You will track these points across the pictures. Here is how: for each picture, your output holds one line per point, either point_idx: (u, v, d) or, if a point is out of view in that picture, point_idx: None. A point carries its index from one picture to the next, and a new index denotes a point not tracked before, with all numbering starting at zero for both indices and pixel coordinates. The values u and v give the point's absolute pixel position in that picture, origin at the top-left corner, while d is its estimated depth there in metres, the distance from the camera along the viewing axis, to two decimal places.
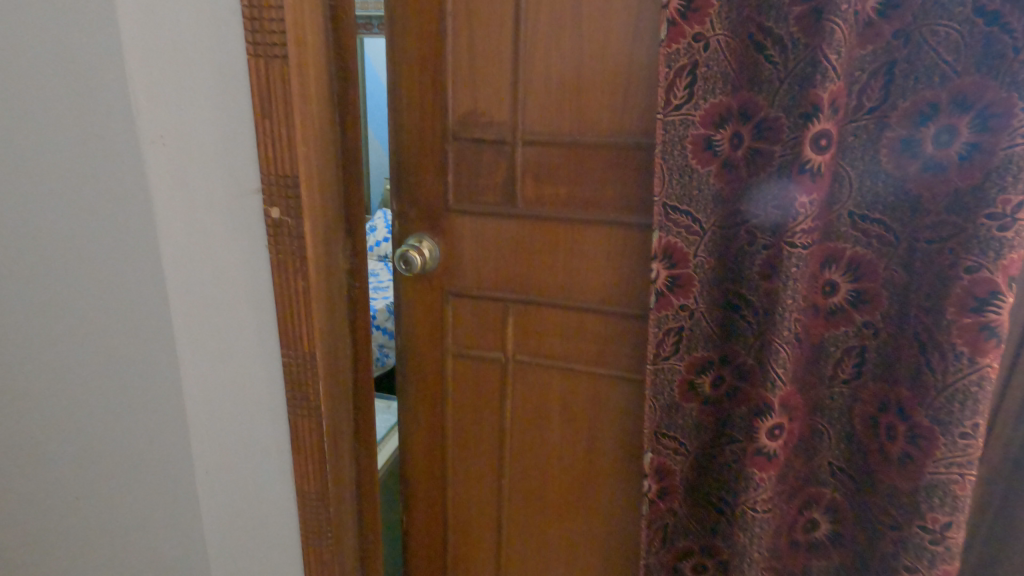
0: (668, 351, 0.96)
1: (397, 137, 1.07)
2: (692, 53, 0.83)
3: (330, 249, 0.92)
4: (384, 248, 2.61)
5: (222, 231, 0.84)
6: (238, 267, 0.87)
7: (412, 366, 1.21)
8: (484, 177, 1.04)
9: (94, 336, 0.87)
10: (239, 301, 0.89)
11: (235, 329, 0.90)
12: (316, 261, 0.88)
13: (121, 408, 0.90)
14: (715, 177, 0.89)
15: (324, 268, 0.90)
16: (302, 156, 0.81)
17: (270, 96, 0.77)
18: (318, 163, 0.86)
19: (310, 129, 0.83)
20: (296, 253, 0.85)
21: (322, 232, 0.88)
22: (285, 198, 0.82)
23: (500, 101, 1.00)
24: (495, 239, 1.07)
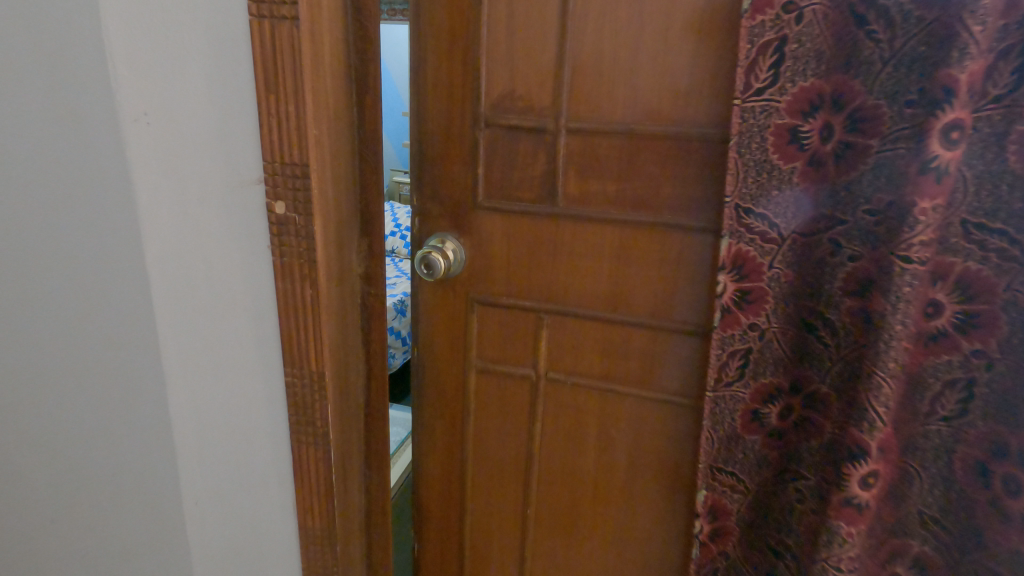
0: (731, 376, 0.84)
1: (419, 123, 0.93)
2: (779, 27, 0.70)
3: (343, 250, 0.78)
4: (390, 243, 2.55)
5: (217, 228, 0.72)
6: (237, 270, 0.75)
7: (429, 382, 1.08)
8: (520, 170, 0.91)
9: (60, 350, 0.73)
10: (238, 310, 0.76)
11: (232, 342, 0.78)
12: (328, 265, 0.75)
13: (93, 433, 0.77)
14: (799, 176, 0.75)
15: (336, 273, 0.77)
16: (315, 140, 0.67)
17: (278, 66, 0.64)
18: (333, 148, 0.72)
19: (324, 108, 0.69)
20: (306, 255, 0.71)
21: (334, 232, 0.75)
22: (293, 190, 0.68)
23: (542, 82, 0.86)
24: (531, 242, 0.94)
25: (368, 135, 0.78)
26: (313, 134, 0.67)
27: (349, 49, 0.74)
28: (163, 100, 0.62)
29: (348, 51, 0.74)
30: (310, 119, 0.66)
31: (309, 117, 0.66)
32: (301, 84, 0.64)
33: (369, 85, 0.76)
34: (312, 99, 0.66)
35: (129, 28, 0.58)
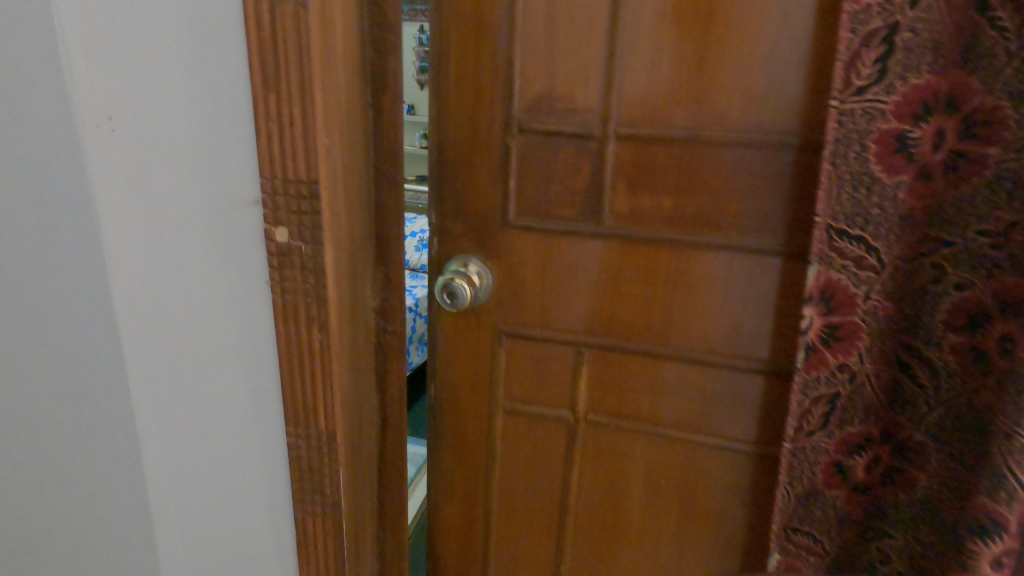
0: (814, 424, 0.72)
1: (439, 128, 0.80)
2: (888, 13, 0.58)
3: (356, 282, 0.65)
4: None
5: (202, 259, 0.59)
6: (229, 312, 0.61)
7: (448, 423, 0.95)
8: (559, 183, 0.78)
9: (26, 398, 0.62)
10: (230, 358, 0.63)
11: (219, 395, 0.64)
12: (341, 303, 0.61)
13: (64, 496, 0.65)
14: (904, 191, 0.63)
15: (349, 311, 0.63)
16: (327, 151, 0.54)
17: (280, 57, 0.50)
18: (347, 159, 0.58)
19: (337, 110, 0.55)
20: (314, 294, 0.58)
21: (346, 262, 0.61)
22: (296, 213, 0.55)
23: (587, 81, 0.73)
24: (570, 266, 0.81)
25: (385, 143, 0.64)
26: (326, 142, 0.53)
27: (365, 38, 0.61)
28: (131, 100, 0.52)
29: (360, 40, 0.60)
30: (323, 124, 0.53)
31: (322, 121, 0.52)
32: (310, 79, 0.51)
33: (387, 82, 0.62)
34: (324, 99, 0.52)
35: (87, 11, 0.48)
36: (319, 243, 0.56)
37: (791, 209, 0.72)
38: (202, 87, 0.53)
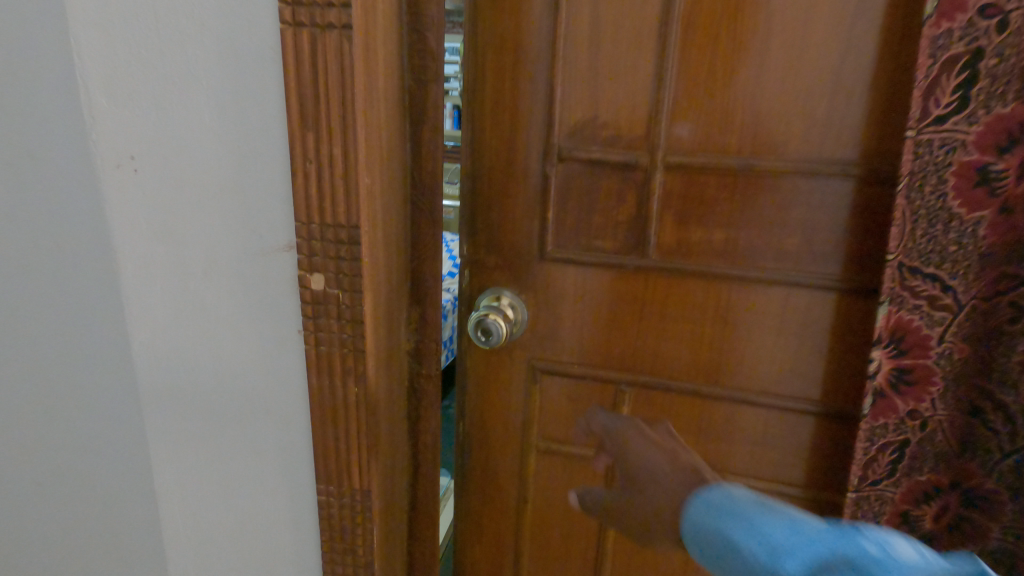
0: (880, 472, 0.67)
1: (473, 156, 0.76)
2: (972, 37, 0.54)
3: (393, 327, 0.60)
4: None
5: (229, 307, 0.54)
6: (258, 362, 0.56)
7: (477, 462, 0.90)
8: (601, 213, 0.74)
9: (54, 446, 0.59)
10: (259, 410, 0.58)
11: (245, 450, 0.59)
12: (378, 352, 0.56)
13: (91, 543, 0.63)
14: (986, 227, 0.58)
15: (385, 359, 0.59)
16: (370, 193, 0.49)
17: (322, 92, 0.46)
18: (387, 199, 0.54)
19: (378, 147, 0.51)
20: (350, 345, 0.53)
21: (384, 308, 0.57)
22: (334, 259, 0.50)
23: (633, 107, 0.69)
24: (611, 301, 0.76)
25: (424, 178, 0.60)
26: (368, 183, 0.49)
27: (406, 67, 0.57)
28: (155, 139, 0.49)
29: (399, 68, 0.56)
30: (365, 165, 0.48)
31: (366, 162, 0.48)
32: (354, 116, 0.46)
33: (428, 113, 0.58)
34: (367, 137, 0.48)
35: (115, 48, 0.47)
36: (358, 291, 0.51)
37: (853, 243, 0.68)
38: (233, 124, 0.48)
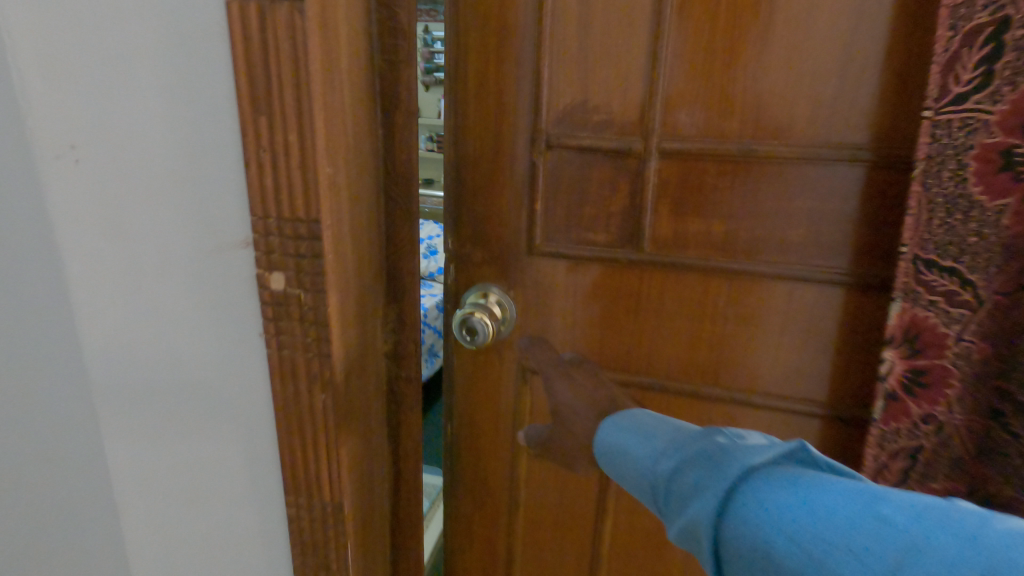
0: (892, 479, 0.63)
1: (457, 143, 0.71)
2: (998, 6, 0.48)
3: (367, 328, 0.56)
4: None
5: (189, 309, 0.50)
6: (218, 366, 0.52)
7: (466, 466, 0.86)
8: (593, 204, 0.69)
9: None
10: (221, 417, 0.54)
11: (213, 459, 0.56)
12: (348, 357, 0.52)
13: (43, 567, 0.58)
14: (1013, 218, 0.51)
15: (358, 364, 0.55)
16: (332, 184, 0.45)
17: (273, 72, 0.41)
18: (354, 190, 0.50)
19: (342, 133, 0.46)
20: (315, 350, 0.49)
21: (354, 309, 0.52)
22: (294, 257, 0.46)
23: (627, 90, 0.64)
24: (603, 298, 0.72)
25: (399, 168, 0.56)
26: (329, 173, 0.45)
27: (377, 47, 0.52)
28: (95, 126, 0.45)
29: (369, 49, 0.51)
30: (326, 153, 0.44)
31: (326, 150, 0.44)
32: (310, 99, 0.42)
33: (401, 97, 0.54)
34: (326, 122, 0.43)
35: (46, 26, 0.42)
36: (321, 291, 0.47)
37: (864, 235, 0.63)
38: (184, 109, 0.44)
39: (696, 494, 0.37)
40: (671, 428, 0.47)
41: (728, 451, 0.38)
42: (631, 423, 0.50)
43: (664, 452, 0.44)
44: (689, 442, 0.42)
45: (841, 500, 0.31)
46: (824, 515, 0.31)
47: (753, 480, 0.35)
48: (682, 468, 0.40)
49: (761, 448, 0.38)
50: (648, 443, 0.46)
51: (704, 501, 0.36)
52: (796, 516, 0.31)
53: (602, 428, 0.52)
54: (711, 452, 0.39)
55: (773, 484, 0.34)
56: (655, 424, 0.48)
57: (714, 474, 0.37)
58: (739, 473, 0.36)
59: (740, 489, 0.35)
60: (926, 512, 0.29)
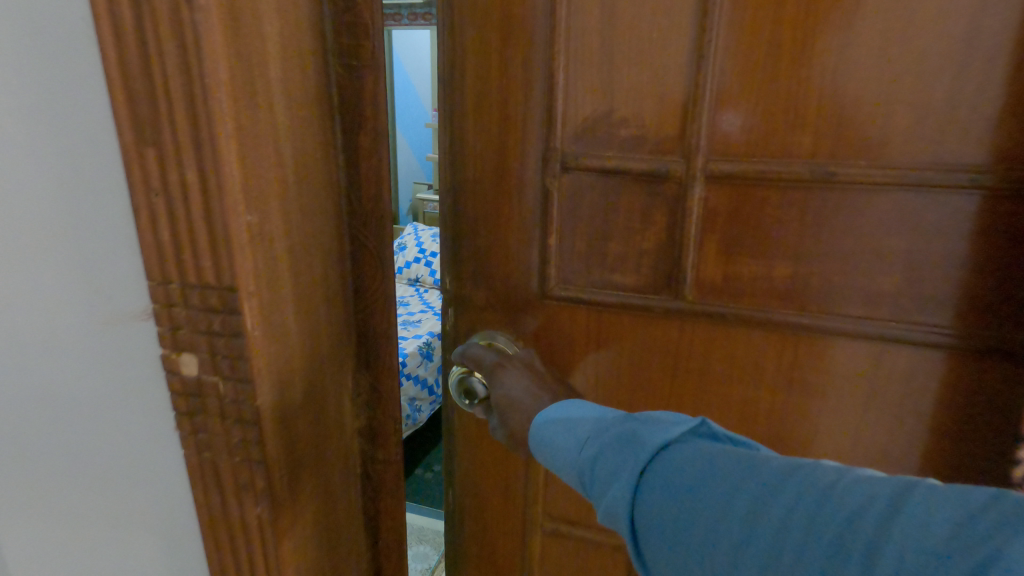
0: None
1: (452, 164, 0.58)
2: None
3: (325, 401, 0.45)
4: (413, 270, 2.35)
5: (78, 370, 0.41)
6: (127, 454, 0.43)
7: (470, 540, 0.73)
8: (619, 238, 0.55)
9: None
10: (137, 510, 0.46)
11: (132, 555, 0.47)
12: (295, 443, 0.41)
13: None
14: None
15: (310, 456, 0.43)
16: (250, 231, 0.34)
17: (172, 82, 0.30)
18: (295, 235, 0.39)
19: (271, 167, 0.35)
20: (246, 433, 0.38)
21: (301, 388, 0.41)
22: (210, 322, 0.36)
23: (662, 96, 0.51)
24: (633, 352, 0.59)
25: (365, 206, 0.46)
26: (246, 221, 0.34)
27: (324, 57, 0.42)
28: None
29: (311, 52, 0.40)
30: (239, 193, 0.33)
31: (242, 188, 0.33)
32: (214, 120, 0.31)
33: None
34: (238, 150, 0.32)
35: None
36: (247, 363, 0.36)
37: (981, 282, 0.47)
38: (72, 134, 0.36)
39: (614, 480, 0.39)
40: (596, 416, 0.47)
41: (638, 434, 0.40)
42: (557, 414, 0.49)
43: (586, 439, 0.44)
44: (605, 428, 0.44)
45: (726, 464, 0.34)
46: (715, 476, 0.34)
47: (660, 460, 0.37)
48: (597, 455, 0.42)
49: (667, 425, 0.40)
50: (572, 434, 0.46)
51: (622, 485, 0.38)
52: (702, 498, 0.33)
53: (537, 424, 0.51)
54: (624, 436, 0.41)
55: (683, 458, 0.36)
56: (583, 413, 0.48)
57: (629, 457, 0.39)
58: (649, 453, 0.38)
59: (650, 468, 0.37)
60: (802, 474, 0.31)
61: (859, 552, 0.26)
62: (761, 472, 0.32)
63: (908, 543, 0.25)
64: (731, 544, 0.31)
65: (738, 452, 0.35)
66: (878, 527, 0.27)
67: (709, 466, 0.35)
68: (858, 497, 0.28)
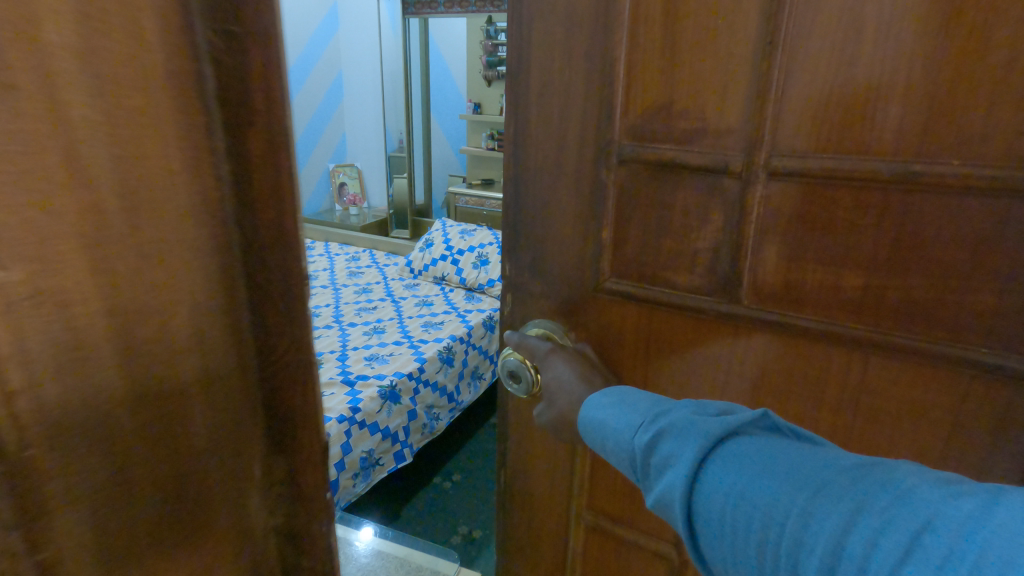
0: None
1: (513, 155, 0.60)
2: None
3: None
4: (439, 268, 2.43)
5: None
6: None
7: (518, 526, 0.74)
8: (673, 235, 0.54)
9: None
10: None
11: None
12: None
13: None
14: None
15: None
16: None
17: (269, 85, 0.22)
18: None
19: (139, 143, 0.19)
20: (286, 526, 0.28)
21: None
22: None
23: (724, 85, 0.48)
24: (679, 352, 0.57)
25: None
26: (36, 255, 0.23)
27: None
28: None
29: None
30: None
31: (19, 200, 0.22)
32: (61, 105, 0.17)
33: None
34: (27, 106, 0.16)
35: None
36: (284, 459, 0.27)
37: None
38: None
39: (671, 464, 0.43)
40: (648, 400, 0.50)
41: (696, 422, 0.43)
42: (609, 398, 0.52)
43: (639, 424, 0.47)
44: (660, 414, 0.47)
45: (791, 461, 0.38)
46: (784, 475, 0.37)
47: (722, 454, 0.41)
48: (653, 441, 0.45)
49: (730, 419, 0.43)
50: (624, 416, 0.49)
51: (680, 470, 0.41)
52: (770, 494, 0.37)
53: (585, 408, 0.54)
54: (683, 424, 0.44)
55: (747, 452, 0.40)
56: (632, 397, 0.51)
57: (688, 447, 0.42)
58: (710, 444, 0.41)
59: (711, 459, 0.41)
60: (873, 476, 0.35)
61: (939, 560, 0.29)
62: (832, 473, 0.36)
63: (993, 554, 0.28)
64: (798, 531, 0.35)
65: (796, 445, 0.39)
66: (957, 537, 0.30)
67: (765, 453, 0.39)
68: (935, 506, 0.31)
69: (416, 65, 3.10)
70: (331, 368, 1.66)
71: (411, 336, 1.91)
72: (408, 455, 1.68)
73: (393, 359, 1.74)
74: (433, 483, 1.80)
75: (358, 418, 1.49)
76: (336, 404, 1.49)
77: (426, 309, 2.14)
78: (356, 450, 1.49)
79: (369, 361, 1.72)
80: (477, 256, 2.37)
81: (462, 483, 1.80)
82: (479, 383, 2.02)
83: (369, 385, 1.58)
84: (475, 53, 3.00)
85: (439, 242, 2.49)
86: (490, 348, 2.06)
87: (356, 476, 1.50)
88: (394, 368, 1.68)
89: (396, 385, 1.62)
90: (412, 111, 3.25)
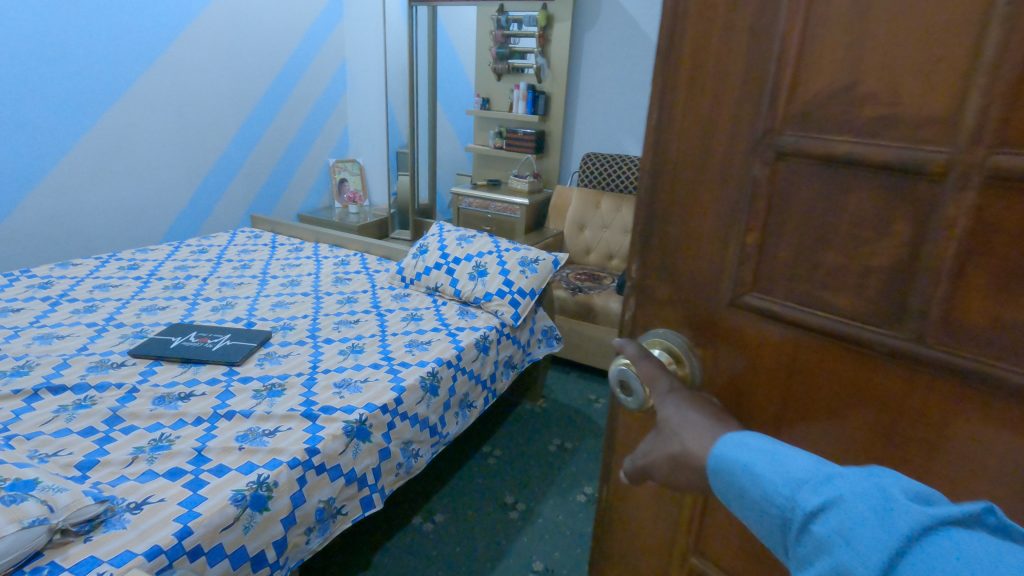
0: None
1: (658, 139, 0.52)
2: None
3: None
4: (431, 277, 2.13)
5: None
6: None
7: (607, 551, 0.67)
8: (842, 246, 0.43)
9: None
10: None
11: None
12: None
13: None
14: None
15: None
16: None
17: None
18: None
19: None
20: None
21: None
22: None
23: (943, 59, 0.37)
24: (826, 384, 0.46)
25: None
26: None
27: None
28: None
29: None
30: None
31: None
32: None
33: None
34: None
35: None
36: None
37: None
38: None
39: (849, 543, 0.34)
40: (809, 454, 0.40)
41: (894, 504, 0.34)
42: (757, 443, 0.42)
43: (801, 482, 0.38)
44: (835, 474, 0.38)
45: None
46: None
47: (929, 554, 0.32)
48: (826, 510, 0.36)
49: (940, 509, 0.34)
50: (779, 467, 0.40)
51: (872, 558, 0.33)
52: None
53: (722, 444, 0.44)
54: (875, 500, 0.35)
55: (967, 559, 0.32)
56: (787, 447, 0.41)
57: (882, 533, 0.33)
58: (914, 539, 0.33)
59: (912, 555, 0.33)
60: None
61: None
62: None
63: None
64: None
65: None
66: None
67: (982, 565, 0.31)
68: None
69: (422, 54, 3.21)
70: (291, 398, 1.34)
71: (391, 357, 1.60)
72: (377, 502, 1.33)
73: (366, 388, 1.42)
74: (411, 523, 1.66)
75: (314, 461, 1.16)
76: (288, 444, 1.16)
77: (413, 323, 1.86)
78: (311, 501, 1.16)
79: (339, 388, 1.40)
80: (473, 264, 2.12)
81: (441, 530, 1.64)
82: (470, 413, 1.74)
83: (333, 419, 1.26)
84: (484, 42, 3.11)
85: (433, 249, 2.22)
86: (482, 372, 1.80)
87: (312, 530, 1.16)
88: (365, 399, 1.36)
89: (367, 420, 1.30)
90: (421, 106, 3.33)
